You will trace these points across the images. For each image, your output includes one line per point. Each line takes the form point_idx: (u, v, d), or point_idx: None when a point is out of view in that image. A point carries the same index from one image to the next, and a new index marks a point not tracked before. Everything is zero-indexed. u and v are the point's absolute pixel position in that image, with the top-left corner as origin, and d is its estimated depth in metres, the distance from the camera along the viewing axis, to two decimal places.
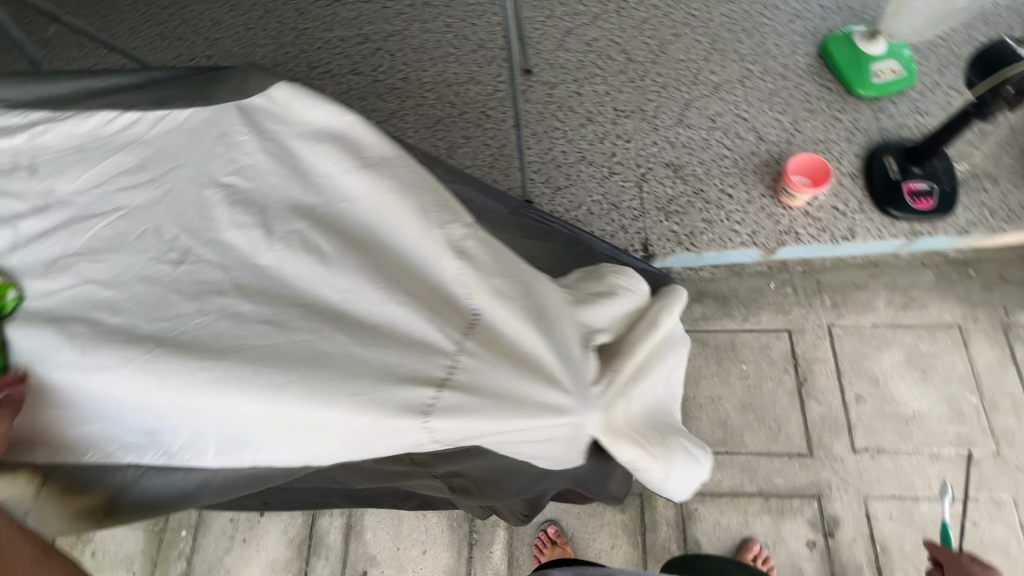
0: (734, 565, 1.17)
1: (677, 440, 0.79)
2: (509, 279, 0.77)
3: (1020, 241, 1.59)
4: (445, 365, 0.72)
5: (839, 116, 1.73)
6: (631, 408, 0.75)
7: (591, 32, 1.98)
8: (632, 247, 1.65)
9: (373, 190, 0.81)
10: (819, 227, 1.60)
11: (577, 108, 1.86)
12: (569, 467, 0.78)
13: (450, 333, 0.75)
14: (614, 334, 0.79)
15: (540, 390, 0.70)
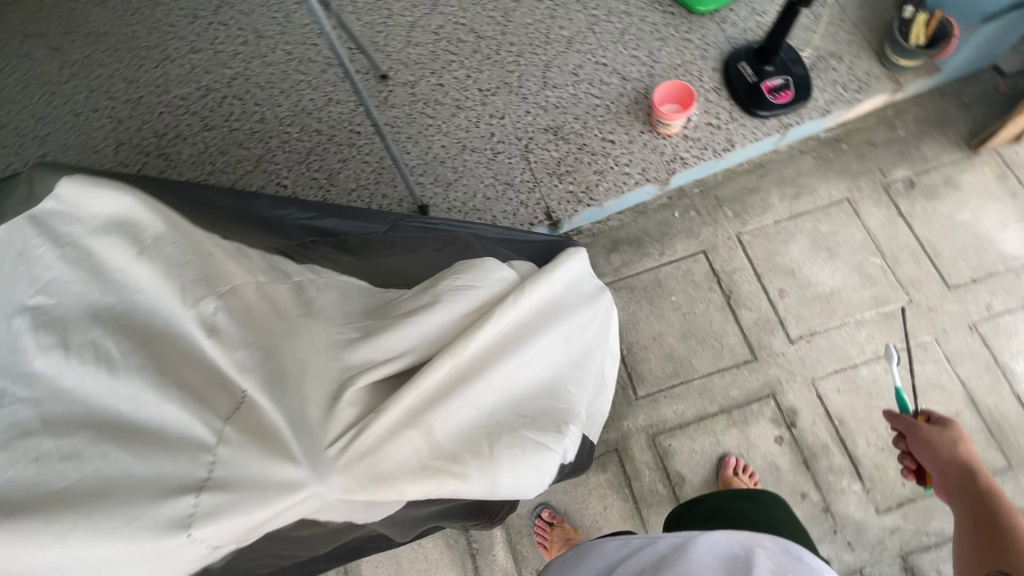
0: (726, 495, 1.10)
1: (505, 447, 0.71)
2: (252, 347, 0.65)
3: (875, 105, 1.70)
4: (205, 462, 0.59)
5: (688, 37, 1.77)
6: (432, 438, 0.67)
7: (435, 20, 1.94)
8: (536, 219, 1.65)
9: (155, 280, 0.65)
10: (701, 147, 1.65)
11: (444, 99, 1.82)
12: (394, 512, 0.71)
13: (209, 422, 0.61)
14: (401, 364, 0.68)
15: (276, 468, 0.57)
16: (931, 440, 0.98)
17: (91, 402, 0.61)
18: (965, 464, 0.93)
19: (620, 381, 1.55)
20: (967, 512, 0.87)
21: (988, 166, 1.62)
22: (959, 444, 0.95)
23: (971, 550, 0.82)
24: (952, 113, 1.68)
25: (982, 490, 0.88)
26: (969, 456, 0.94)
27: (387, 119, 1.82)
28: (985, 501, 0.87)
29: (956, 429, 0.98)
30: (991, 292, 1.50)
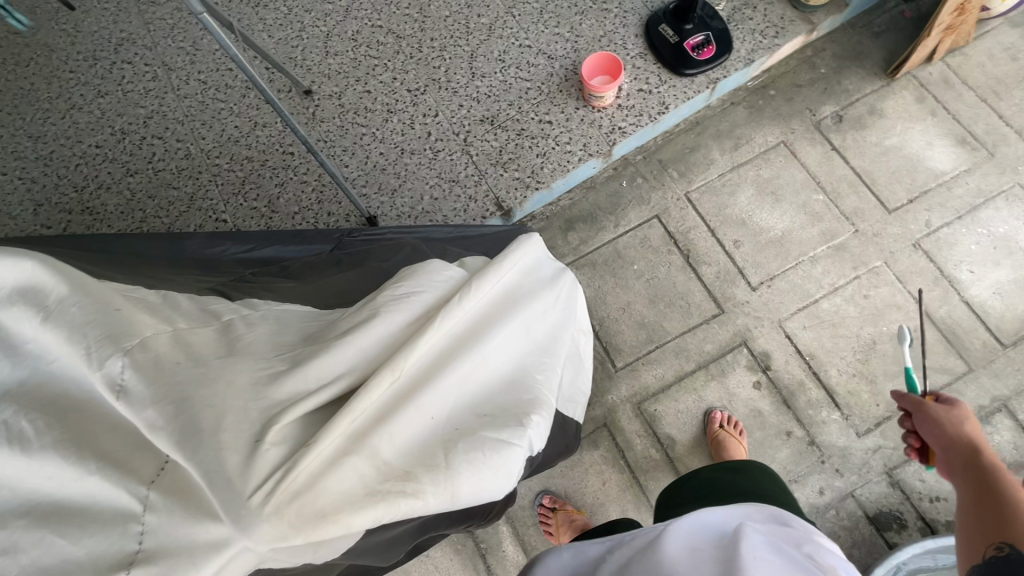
0: (713, 469, 1.09)
1: (460, 455, 0.66)
2: (163, 401, 0.56)
3: (794, 48, 1.74)
4: (134, 533, 0.53)
5: (606, 7, 1.78)
6: (380, 457, 0.62)
7: (350, 26, 1.89)
8: (488, 211, 1.63)
9: (61, 345, 0.62)
10: (636, 114, 1.65)
11: (374, 106, 1.78)
12: (349, 548, 0.65)
13: (135, 488, 0.56)
14: (339, 386, 0.63)
15: (203, 524, 0.51)
16: (933, 417, 0.84)
17: (13, 487, 0.57)
18: (966, 439, 0.79)
19: (597, 357, 1.56)
20: (966, 489, 0.75)
21: (907, 90, 1.68)
22: (964, 423, 0.82)
23: (969, 533, 0.71)
24: (865, 44, 1.74)
25: (981, 465, 0.75)
26: (972, 432, 0.80)
27: (319, 134, 1.77)
28: (986, 476, 0.73)
29: (960, 408, 0.84)
30: (928, 209, 1.56)
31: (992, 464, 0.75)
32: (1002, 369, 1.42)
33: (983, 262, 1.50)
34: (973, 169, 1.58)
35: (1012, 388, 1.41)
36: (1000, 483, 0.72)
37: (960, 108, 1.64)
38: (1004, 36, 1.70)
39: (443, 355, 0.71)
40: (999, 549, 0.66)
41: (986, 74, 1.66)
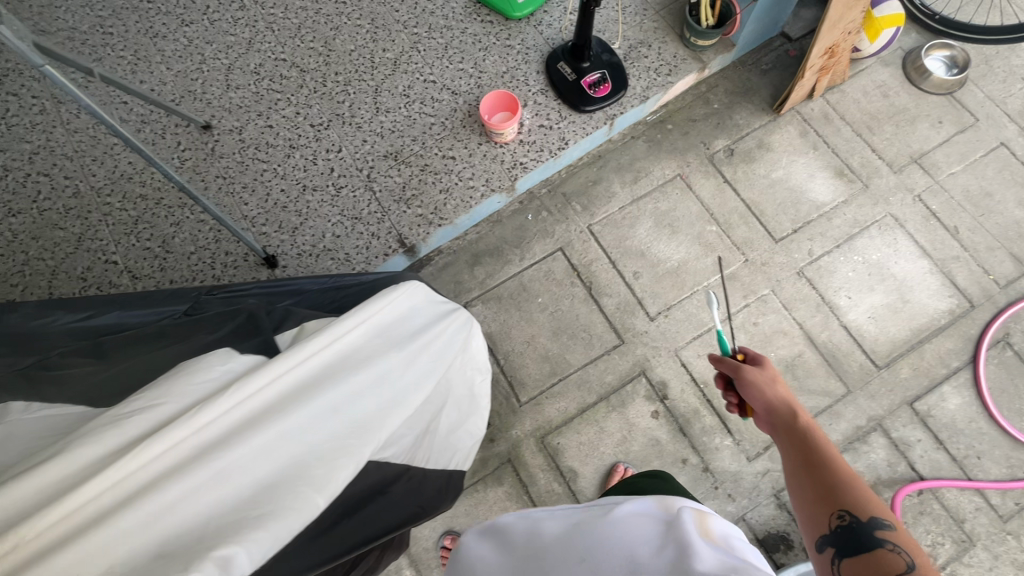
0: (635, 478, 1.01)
1: None
2: None
3: (689, 84, 1.81)
4: None
5: (509, 43, 1.81)
6: None
7: (253, 59, 1.86)
8: (390, 248, 1.62)
9: None
10: (537, 149, 1.69)
11: (275, 141, 1.75)
12: None
13: None
14: None
15: None
16: (757, 388, 0.88)
17: None
18: (784, 404, 0.85)
19: (502, 392, 1.57)
20: (793, 452, 0.78)
21: (791, 124, 1.78)
22: (776, 383, 0.87)
23: (806, 502, 0.73)
24: (753, 81, 1.84)
25: (802, 427, 0.80)
26: (784, 392, 0.86)
27: (218, 171, 1.72)
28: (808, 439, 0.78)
29: (767, 368, 0.90)
30: (810, 239, 1.65)
31: (809, 425, 0.80)
32: (877, 389, 1.51)
33: (858, 288, 1.60)
34: (850, 200, 1.69)
35: (886, 408, 1.49)
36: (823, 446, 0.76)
37: (838, 142, 1.75)
38: (876, 74, 1.82)
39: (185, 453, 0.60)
40: (841, 519, 0.69)
41: (860, 110, 1.78)
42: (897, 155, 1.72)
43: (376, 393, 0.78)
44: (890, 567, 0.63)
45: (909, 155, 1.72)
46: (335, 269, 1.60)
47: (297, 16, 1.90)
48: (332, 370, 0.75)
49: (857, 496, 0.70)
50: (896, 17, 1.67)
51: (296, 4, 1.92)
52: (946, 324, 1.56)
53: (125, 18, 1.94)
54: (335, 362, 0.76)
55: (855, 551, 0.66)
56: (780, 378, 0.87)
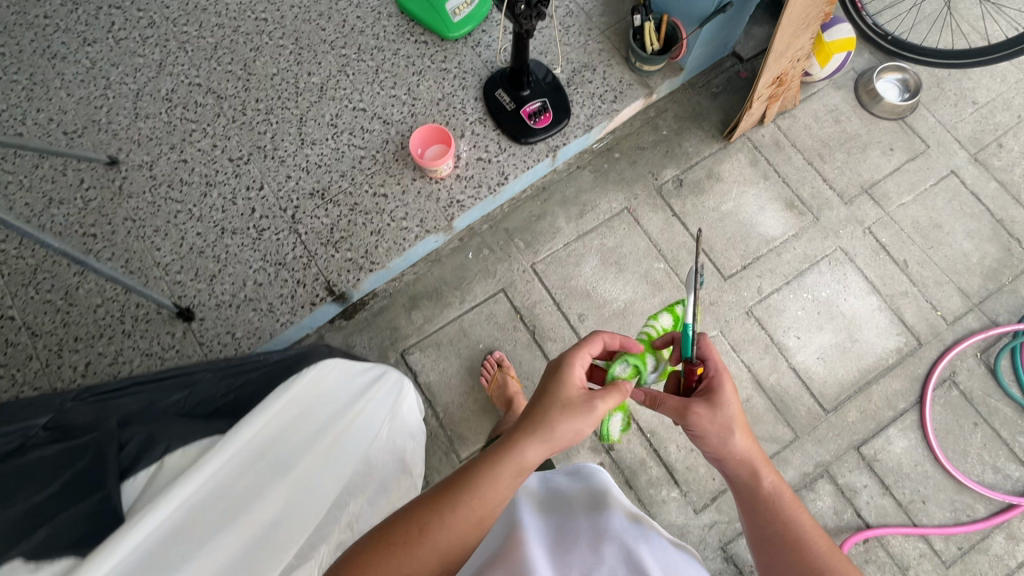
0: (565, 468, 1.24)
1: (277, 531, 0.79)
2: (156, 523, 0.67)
3: (637, 110, 1.72)
4: None
5: (445, 67, 1.68)
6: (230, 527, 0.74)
7: (164, 84, 1.69)
8: (318, 296, 1.50)
9: None
10: (475, 186, 1.58)
11: (189, 178, 1.60)
12: None
13: None
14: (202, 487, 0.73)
15: None
16: (714, 441, 0.89)
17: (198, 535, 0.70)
18: (735, 458, 0.89)
19: (441, 447, 1.48)
20: (759, 516, 0.86)
21: (742, 153, 1.71)
22: (734, 434, 0.88)
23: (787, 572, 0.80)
24: (703, 105, 1.76)
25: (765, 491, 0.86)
26: (743, 444, 0.88)
27: (127, 212, 1.57)
28: (771, 503, 0.85)
29: (722, 410, 0.89)
30: (760, 275, 1.60)
31: (771, 487, 0.86)
32: (824, 434, 1.48)
33: (807, 328, 1.56)
34: (800, 233, 1.63)
35: (833, 454, 1.47)
36: (789, 509, 0.84)
37: (788, 171, 1.69)
38: (828, 97, 1.75)
39: (153, 546, 0.65)
40: None
41: (812, 136, 1.72)
42: (848, 185, 1.67)
43: (292, 501, 0.82)
44: None
45: (859, 184, 1.67)
46: (257, 321, 1.48)
47: (212, 35, 1.74)
48: (240, 488, 0.76)
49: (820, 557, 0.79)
50: (846, 42, 1.61)
51: (211, 19, 1.75)
52: (894, 364, 1.53)
53: (18, 35, 1.74)
54: (240, 477, 0.77)
55: None
56: (729, 424, 0.88)
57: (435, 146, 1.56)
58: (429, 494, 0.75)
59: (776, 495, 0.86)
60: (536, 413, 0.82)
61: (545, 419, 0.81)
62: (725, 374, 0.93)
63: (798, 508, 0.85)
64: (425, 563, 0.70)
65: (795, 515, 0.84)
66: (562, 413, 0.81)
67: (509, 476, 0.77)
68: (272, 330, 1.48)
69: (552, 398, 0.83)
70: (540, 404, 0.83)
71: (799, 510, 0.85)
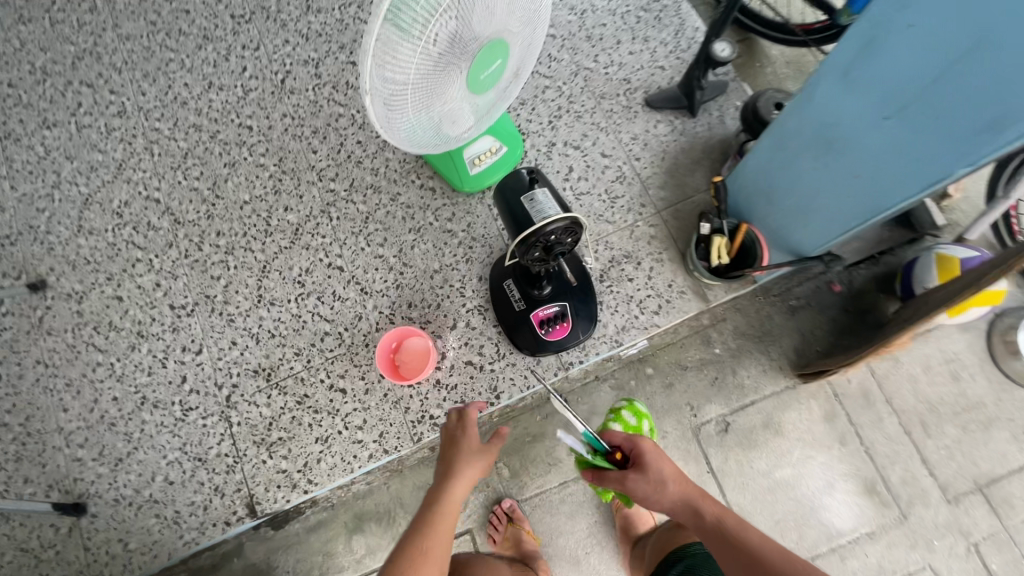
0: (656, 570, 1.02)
1: None
2: None
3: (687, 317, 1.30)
4: None
5: (450, 227, 1.34)
6: None
7: (118, 193, 1.41)
8: (235, 513, 1.20)
9: None
10: (456, 399, 1.23)
11: (120, 321, 1.32)
12: None
13: None
14: None
15: None
16: (654, 494, 0.88)
17: None
18: (678, 498, 0.88)
19: None
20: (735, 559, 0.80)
21: (816, 399, 1.29)
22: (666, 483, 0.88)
23: None
24: (775, 322, 1.34)
25: (727, 530, 0.83)
26: (677, 486, 0.89)
27: (40, 353, 1.30)
28: (741, 547, 0.80)
29: (647, 468, 0.89)
30: None
31: (719, 520, 0.85)
32: None
33: None
34: (877, 534, 1.21)
35: None
36: (748, 540, 0.81)
37: (876, 438, 1.26)
38: (949, 341, 1.30)
39: None
40: None
41: (916, 394, 1.28)
42: (956, 477, 1.23)
43: None
44: None
45: (973, 478, 1.23)
46: (157, 531, 1.19)
47: (186, 137, 1.44)
48: None
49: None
50: (996, 294, 1.16)
51: (189, 117, 1.46)
52: None
53: None
54: None
55: None
56: (663, 483, 0.88)
57: (418, 340, 1.24)
58: (401, 545, 0.79)
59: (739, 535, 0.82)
60: (453, 457, 0.91)
61: (466, 456, 0.91)
62: (636, 440, 0.93)
63: (759, 538, 0.82)
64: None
65: (760, 545, 0.80)
66: (476, 448, 0.92)
67: (461, 493, 0.87)
68: (172, 548, 1.19)
69: (459, 441, 0.93)
70: (454, 449, 0.93)
71: (750, 530, 0.83)
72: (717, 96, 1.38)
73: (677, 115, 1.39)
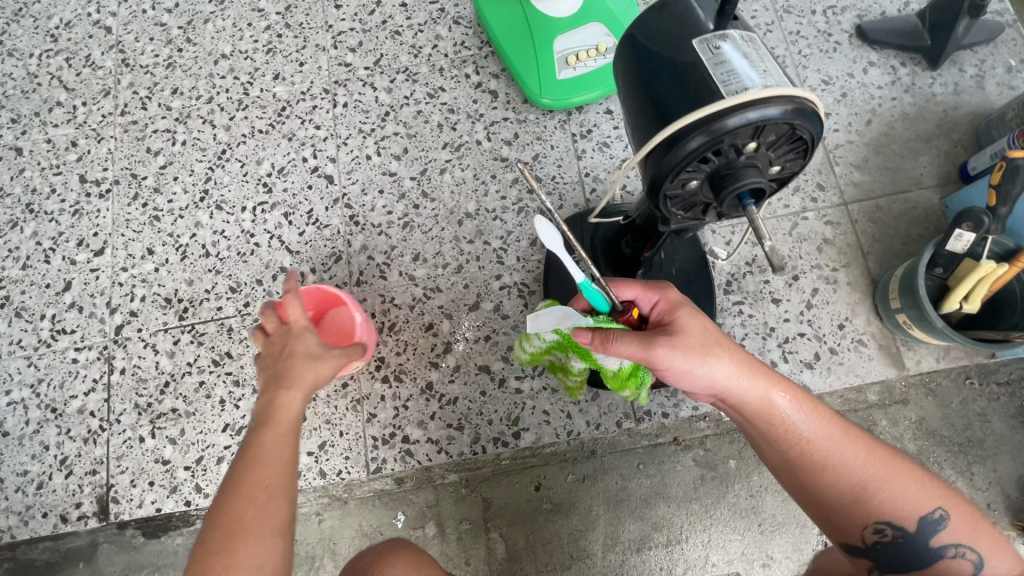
0: None
1: None
2: None
3: (860, 387, 0.76)
4: None
5: (505, 155, 0.86)
6: None
7: (61, 9, 0.99)
8: (78, 505, 0.77)
9: None
10: (451, 420, 0.78)
11: (9, 184, 0.91)
12: None
13: None
14: None
15: None
16: (686, 368, 0.49)
17: None
18: (737, 377, 0.49)
19: None
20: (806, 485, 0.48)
21: None
22: (708, 355, 0.48)
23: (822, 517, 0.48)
24: (991, 429, 0.77)
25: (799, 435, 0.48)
26: (733, 355, 0.49)
27: None
28: (818, 463, 0.47)
29: (682, 330, 0.49)
30: None
31: (794, 414, 0.48)
32: None
33: None
34: None
35: None
36: (834, 451, 0.47)
37: None
38: None
39: None
40: (879, 537, 0.46)
41: None
42: None
43: None
44: None
45: None
46: None
47: None
48: None
49: (909, 510, 0.45)
50: None
51: None
52: None
53: None
54: None
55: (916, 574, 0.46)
56: (718, 352, 0.49)
57: (343, 313, 0.74)
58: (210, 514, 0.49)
59: (818, 441, 0.47)
60: (278, 359, 0.57)
61: (295, 345, 0.57)
62: (664, 287, 0.53)
63: (846, 439, 0.47)
64: (280, 536, 0.49)
65: (851, 456, 0.47)
66: (315, 336, 0.59)
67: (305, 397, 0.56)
68: None
69: (292, 335, 0.58)
70: (277, 340, 0.58)
71: (836, 427, 0.48)
72: (981, 43, 0.84)
73: (904, 60, 0.85)
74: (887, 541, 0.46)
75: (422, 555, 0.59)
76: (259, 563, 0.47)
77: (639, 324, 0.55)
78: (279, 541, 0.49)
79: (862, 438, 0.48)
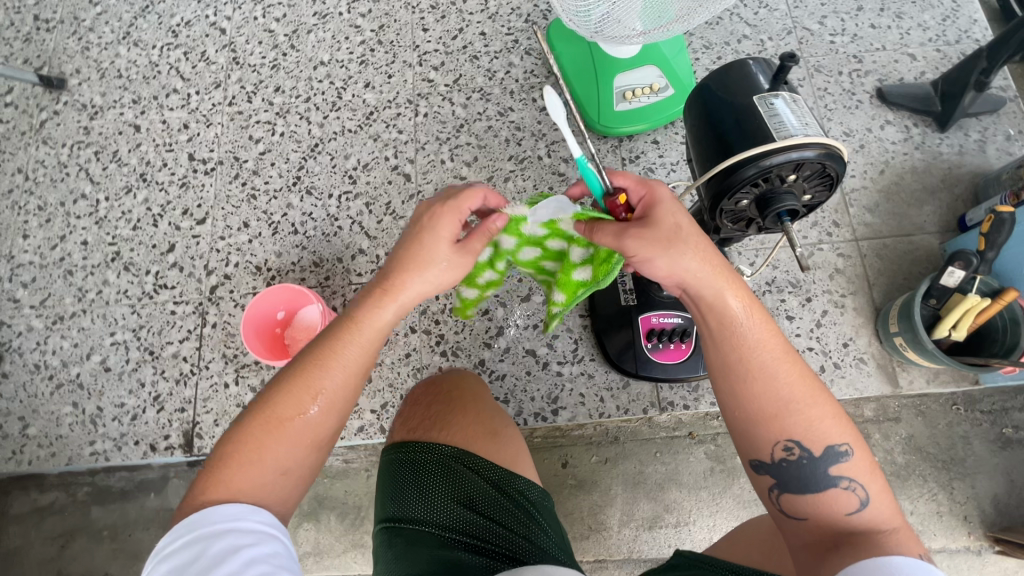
0: None
1: None
2: None
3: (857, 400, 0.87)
4: None
5: (562, 170, 0.99)
6: None
7: (183, 10, 1.14)
8: (166, 437, 0.88)
9: None
10: (497, 394, 0.89)
11: (126, 155, 1.04)
12: None
13: None
14: None
15: None
16: (654, 260, 0.56)
17: None
18: (697, 273, 0.55)
19: None
20: (736, 393, 0.55)
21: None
22: (679, 252, 0.55)
23: (740, 421, 0.55)
24: (972, 450, 0.87)
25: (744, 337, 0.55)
26: (699, 259, 0.55)
27: (26, 162, 1.05)
28: (751, 366, 0.54)
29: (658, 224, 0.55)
30: None
31: (741, 321, 0.55)
32: None
33: None
34: None
35: None
36: (769, 362, 0.54)
37: None
38: None
39: None
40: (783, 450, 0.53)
41: None
42: None
43: None
44: (840, 508, 0.52)
45: None
46: (66, 425, 0.90)
47: None
48: None
49: (818, 434, 0.52)
50: None
51: None
52: None
53: None
54: None
55: (806, 493, 0.53)
56: (683, 250, 0.55)
57: (313, 309, 0.86)
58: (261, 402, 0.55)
59: (761, 357, 0.54)
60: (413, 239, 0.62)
61: (424, 249, 0.59)
62: (654, 185, 0.59)
63: (784, 358, 0.54)
64: (312, 449, 0.54)
65: (782, 372, 0.53)
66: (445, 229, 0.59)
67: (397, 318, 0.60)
68: (74, 454, 0.88)
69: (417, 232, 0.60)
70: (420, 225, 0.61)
71: (776, 344, 0.55)
72: (985, 113, 0.96)
73: (917, 121, 0.98)
74: (792, 458, 0.53)
75: (477, 385, 0.69)
76: (283, 467, 0.53)
77: (624, 211, 0.60)
78: (306, 456, 0.54)
79: (798, 364, 0.55)
